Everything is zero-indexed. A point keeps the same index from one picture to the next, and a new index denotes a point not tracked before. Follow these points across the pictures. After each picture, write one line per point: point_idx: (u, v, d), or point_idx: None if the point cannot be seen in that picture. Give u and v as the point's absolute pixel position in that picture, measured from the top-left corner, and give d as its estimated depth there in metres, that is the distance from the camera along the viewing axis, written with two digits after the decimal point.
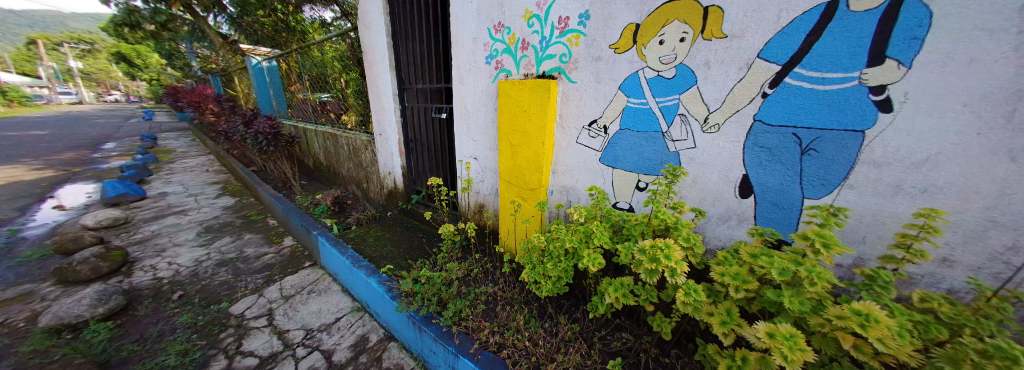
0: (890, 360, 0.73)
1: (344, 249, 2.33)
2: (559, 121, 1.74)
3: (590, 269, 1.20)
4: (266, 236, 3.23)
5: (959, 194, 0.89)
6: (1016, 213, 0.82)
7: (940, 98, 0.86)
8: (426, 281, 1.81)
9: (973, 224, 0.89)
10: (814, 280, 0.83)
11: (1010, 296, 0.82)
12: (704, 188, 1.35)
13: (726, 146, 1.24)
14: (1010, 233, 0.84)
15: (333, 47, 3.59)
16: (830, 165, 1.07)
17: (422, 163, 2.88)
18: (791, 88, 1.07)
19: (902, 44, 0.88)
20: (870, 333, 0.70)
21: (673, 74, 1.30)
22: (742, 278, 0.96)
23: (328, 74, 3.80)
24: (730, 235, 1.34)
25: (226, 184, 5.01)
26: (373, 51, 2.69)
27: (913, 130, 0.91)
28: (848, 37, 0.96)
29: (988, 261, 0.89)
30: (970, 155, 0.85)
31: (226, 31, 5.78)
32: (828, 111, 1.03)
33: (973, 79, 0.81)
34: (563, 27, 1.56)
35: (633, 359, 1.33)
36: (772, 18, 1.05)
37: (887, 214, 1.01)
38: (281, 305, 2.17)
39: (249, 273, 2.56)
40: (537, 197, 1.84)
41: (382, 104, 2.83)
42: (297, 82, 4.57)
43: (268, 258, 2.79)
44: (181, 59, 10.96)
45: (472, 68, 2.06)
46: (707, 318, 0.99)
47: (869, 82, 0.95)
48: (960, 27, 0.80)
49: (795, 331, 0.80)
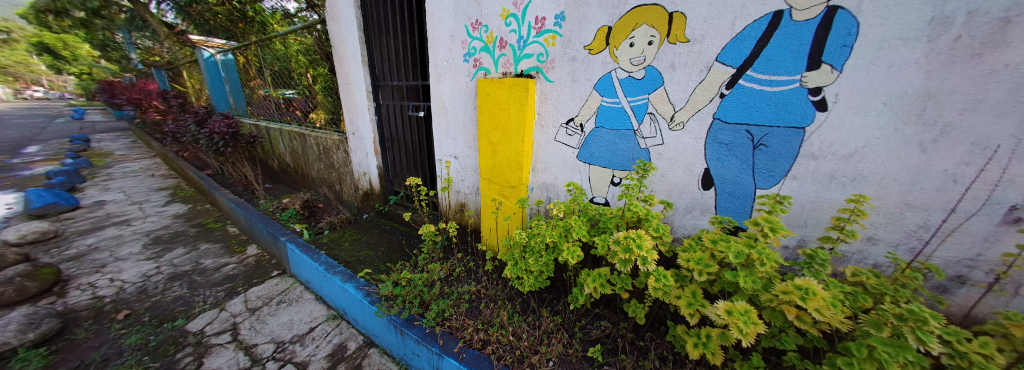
0: (825, 326, 0.85)
1: (317, 255, 2.23)
2: (538, 119, 1.78)
3: (570, 261, 1.26)
4: (226, 245, 2.99)
5: (882, 182, 1.03)
6: (925, 196, 0.98)
7: (866, 98, 0.99)
8: (407, 283, 1.79)
9: (892, 207, 1.04)
10: (764, 261, 0.93)
11: (921, 267, 0.97)
12: (671, 182, 1.45)
13: (690, 142, 1.35)
14: (921, 213, 1.00)
15: (297, 40, 3.38)
16: (777, 158, 1.19)
17: (400, 162, 2.81)
18: (745, 89, 1.18)
19: (835, 51, 1.01)
20: (810, 305, 0.80)
21: (642, 74, 1.38)
22: (705, 263, 1.04)
23: (292, 69, 3.61)
24: (695, 224, 1.45)
25: (176, 189, 4.56)
26: (344, 46, 2.56)
27: (844, 127, 1.05)
28: (791, 44, 1.06)
29: (905, 238, 1.04)
30: (890, 148, 0.99)
31: (172, 21, 5.24)
32: (776, 110, 1.14)
33: (892, 81, 0.94)
34: (540, 27, 1.59)
35: (611, 345, 1.40)
36: (728, 24, 1.15)
37: (824, 200, 1.15)
38: (247, 318, 2.04)
39: (209, 286, 2.37)
40: (517, 194, 1.87)
41: (355, 102, 2.71)
42: (257, 77, 4.27)
43: (229, 269, 2.60)
44: (118, 51, 9.81)
45: (450, 65, 2.04)
46: (675, 301, 1.06)
47: (808, 85, 1.07)
48: (882, 37, 0.93)
49: (749, 307, 0.90)
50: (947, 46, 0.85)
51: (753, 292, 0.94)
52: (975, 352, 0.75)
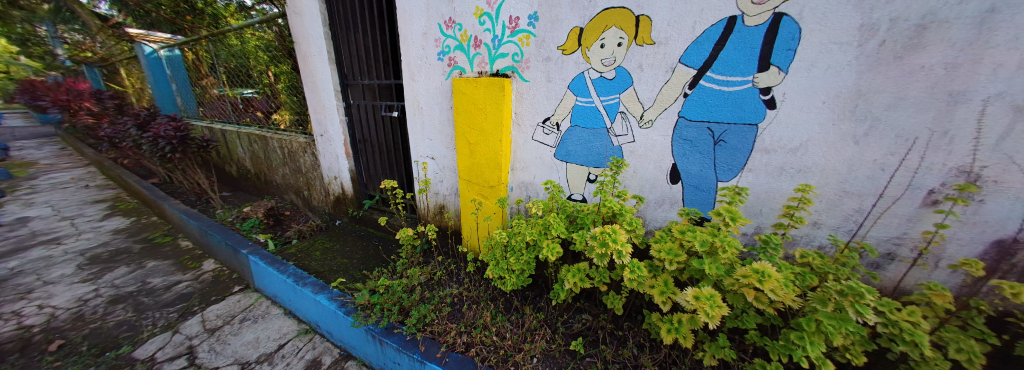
0: (779, 305, 0.94)
1: (284, 267, 2.09)
2: (515, 118, 1.79)
3: (550, 258, 1.28)
4: (177, 261, 2.70)
5: (823, 172, 1.15)
6: (859, 184, 1.10)
7: (808, 96, 1.10)
8: (384, 291, 1.73)
9: (832, 195, 1.17)
10: (726, 248, 1.01)
11: (856, 246, 1.09)
12: (643, 177, 1.52)
13: (658, 140, 1.42)
14: (855, 199, 1.13)
15: (255, 35, 3.13)
16: (735, 152, 1.29)
17: (374, 164, 2.70)
18: (705, 88, 1.26)
19: (781, 54, 1.10)
20: (766, 286, 0.88)
21: (613, 75, 1.43)
22: (675, 253, 1.11)
23: (251, 66, 3.34)
24: (665, 217, 1.54)
25: (115, 201, 4.07)
26: (308, 42, 2.42)
27: (790, 123, 1.15)
28: (744, 48, 1.15)
29: (842, 221, 1.17)
30: (828, 141, 1.11)
31: (105, 12, 4.69)
32: (732, 109, 1.23)
33: (829, 82, 1.05)
34: (513, 26, 1.60)
35: (592, 337, 1.45)
36: (688, 28, 1.22)
37: (776, 190, 1.26)
38: (205, 340, 1.86)
39: (158, 308, 2.14)
40: (496, 194, 1.87)
41: (323, 102, 2.56)
42: (210, 75, 3.92)
43: (183, 287, 2.36)
44: (40, 46, 8.64)
45: (424, 64, 1.99)
46: (649, 290, 1.12)
47: (760, 85, 1.17)
48: (821, 42, 1.04)
49: (714, 292, 0.97)
50: (873, 50, 0.97)
51: (717, 277, 1.02)
52: (904, 319, 0.86)
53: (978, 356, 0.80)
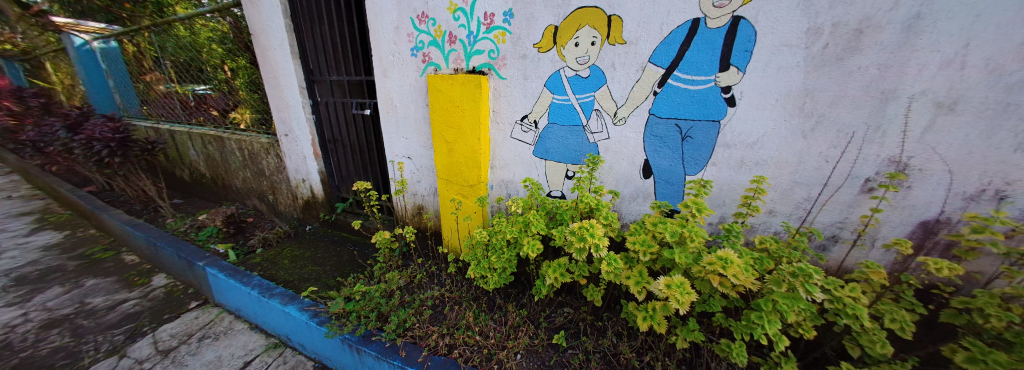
0: (741, 288, 1.02)
1: (248, 278, 1.95)
2: (492, 116, 1.77)
3: (530, 255, 1.29)
4: (121, 278, 2.43)
5: (778, 165, 1.25)
6: (807, 175, 1.21)
7: (762, 95, 1.19)
8: (361, 297, 1.67)
9: (784, 185, 1.27)
10: (694, 238, 1.07)
11: (806, 231, 1.21)
12: (618, 173, 1.58)
13: (631, 136, 1.47)
14: (805, 188, 1.24)
15: (206, 26, 2.86)
16: (701, 148, 1.36)
17: (345, 165, 2.57)
18: (673, 87, 1.32)
19: (739, 55, 1.18)
20: (730, 272, 0.95)
21: (587, 73, 1.46)
22: (648, 244, 1.16)
23: (203, 60, 3.05)
24: (639, 210, 1.61)
25: (41, 213, 3.57)
26: (267, 34, 2.24)
27: (748, 119, 1.24)
28: (706, 48, 1.22)
29: (794, 209, 1.28)
30: (780, 136, 1.21)
31: None
32: (697, 106, 1.31)
33: (781, 81, 1.14)
34: (489, 23, 1.58)
35: (573, 330, 1.49)
36: (656, 29, 1.27)
37: (737, 182, 1.36)
38: (159, 362, 1.69)
39: (100, 331, 1.91)
40: (476, 193, 1.86)
41: (286, 99, 2.40)
42: (155, 70, 3.54)
43: (129, 306, 2.12)
44: None
45: (396, 59, 1.92)
46: (626, 281, 1.16)
47: (721, 84, 1.24)
48: (774, 44, 1.12)
49: (684, 280, 1.02)
50: (819, 52, 1.06)
51: (686, 265, 1.08)
52: (847, 295, 0.96)
53: (908, 324, 0.91)
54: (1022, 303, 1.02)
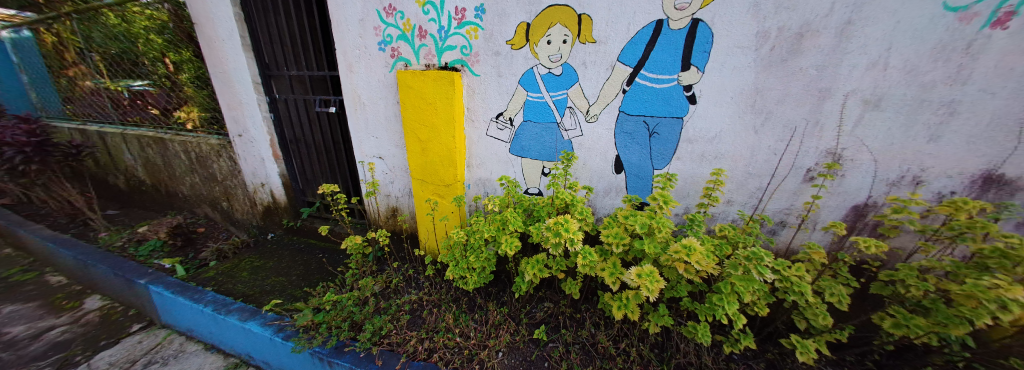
0: (703, 274, 1.09)
1: (201, 295, 1.79)
2: (467, 114, 1.75)
3: (509, 252, 1.30)
4: (43, 303, 2.12)
5: (735, 158, 1.35)
6: (759, 166, 1.32)
7: (720, 93, 1.26)
8: (332, 307, 1.59)
9: (740, 177, 1.38)
10: (661, 228, 1.13)
11: (760, 219, 1.31)
12: (591, 169, 1.62)
13: (603, 133, 1.52)
14: (758, 179, 1.35)
15: (141, 14, 2.54)
16: (666, 143, 1.43)
17: (311, 167, 2.42)
18: (640, 85, 1.37)
19: (699, 56, 1.25)
20: (694, 258, 1.01)
21: (560, 71, 1.48)
22: (621, 236, 1.21)
23: (139, 53, 2.71)
24: (612, 204, 1.67)
25: None
26: (213, 24, 2.03)
27: (708, 116, 1.32)
28: (670, 49, 1.27)
29: (748, 198, 1.40)
30: (736, 132, 1.30)
31: None
32: (662, 104, 1.37)
33: (736, 80, 1.22)
34: (460, 18, 1.54)
35: (554, 323, 1.52)
36: (624, 29, 1.30)
37: (699, 175, 1.44)
38: None
39: (17, 365, 1.65)
40: (452, 192, 1.82)
41: (239, 96, 2.19)
42: (79, 63, 3.10)
43: (55, 334, 1.86)
44: None
45: (362, 54, 1.82)
46: (600, 273, 1.20)
47: (684, 82, 1.30)
48: (729, 45, 1.19)
49: (654, 269, 1.07)
50: (767, 54, 1.15)
51: (655, 255, 1.13)
52: (794, 274, 1.05)
53: (844, 297, 1.03)
54: (932, 273, 1.18)
